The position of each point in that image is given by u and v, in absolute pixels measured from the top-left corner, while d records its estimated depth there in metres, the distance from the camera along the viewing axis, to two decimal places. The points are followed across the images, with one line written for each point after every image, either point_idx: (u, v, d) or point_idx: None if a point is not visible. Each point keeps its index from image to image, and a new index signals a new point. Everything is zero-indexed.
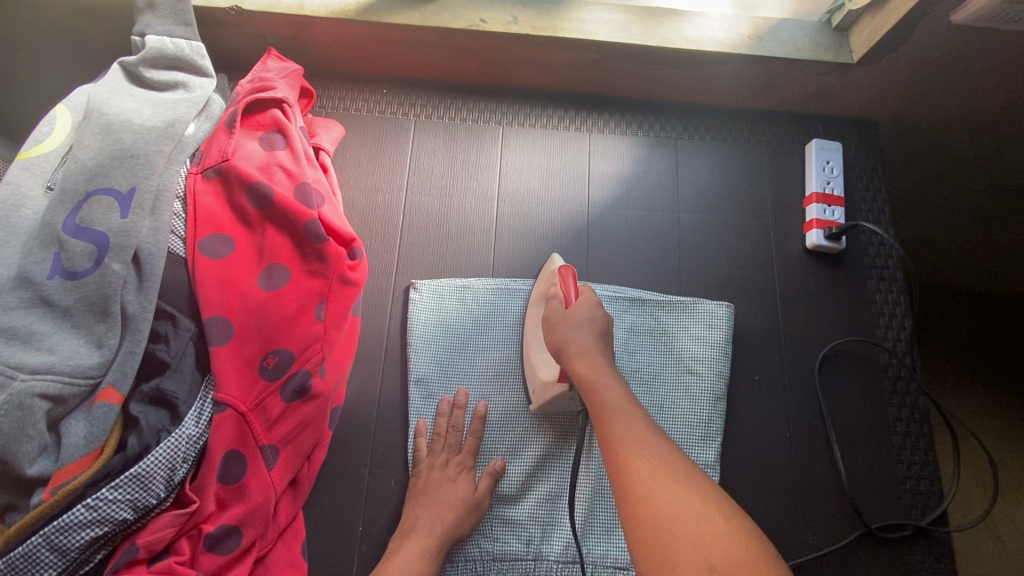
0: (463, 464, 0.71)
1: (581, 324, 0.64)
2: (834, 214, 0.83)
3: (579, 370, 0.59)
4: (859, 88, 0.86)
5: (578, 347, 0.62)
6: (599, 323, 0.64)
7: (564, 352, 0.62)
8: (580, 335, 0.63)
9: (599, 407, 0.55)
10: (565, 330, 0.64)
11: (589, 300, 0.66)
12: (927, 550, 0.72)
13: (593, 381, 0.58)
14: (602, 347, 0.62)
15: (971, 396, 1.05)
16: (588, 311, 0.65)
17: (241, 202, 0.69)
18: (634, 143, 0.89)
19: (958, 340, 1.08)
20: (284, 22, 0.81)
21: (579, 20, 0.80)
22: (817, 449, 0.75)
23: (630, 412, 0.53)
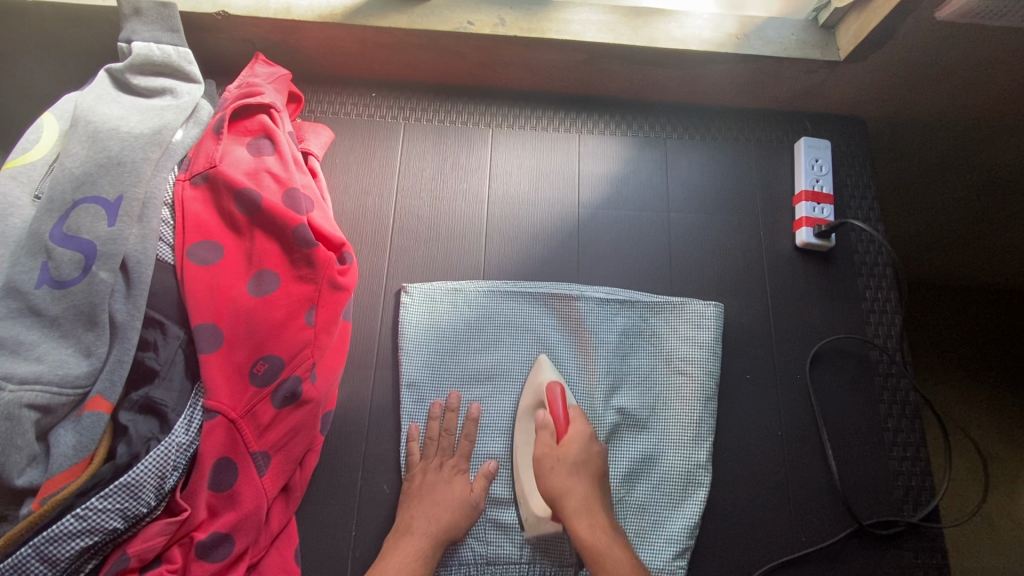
0: (458, 467, 0.71)
1: (579, 471, 0.66)
2: (823, 212, 0.83)
3: (583, 534, 0.63)
4: (849, 85, 0.86)
5: (578, 504, 0.65)
6: (593, 465, 0.67)
7: (564, 509, 0.65)
8: (577, 490, 0.65)
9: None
10: (562, 476, 0.66)
11: (583, 433, 0.68)
12: (919, 545, 0.72)
13: (598, 551, 0.62)
14: (599, 497, 0.66)
15: (963, 391, 1.06)
16: (582, 451, 0.67)
17: (229, 208, 0.69)
18: (623, 143, 0.89)
19: (949, 334, 1.10)
20: (271, 26, 0.80)
21: (567, 21, 0.80)
22: (809, 447, 0.75)
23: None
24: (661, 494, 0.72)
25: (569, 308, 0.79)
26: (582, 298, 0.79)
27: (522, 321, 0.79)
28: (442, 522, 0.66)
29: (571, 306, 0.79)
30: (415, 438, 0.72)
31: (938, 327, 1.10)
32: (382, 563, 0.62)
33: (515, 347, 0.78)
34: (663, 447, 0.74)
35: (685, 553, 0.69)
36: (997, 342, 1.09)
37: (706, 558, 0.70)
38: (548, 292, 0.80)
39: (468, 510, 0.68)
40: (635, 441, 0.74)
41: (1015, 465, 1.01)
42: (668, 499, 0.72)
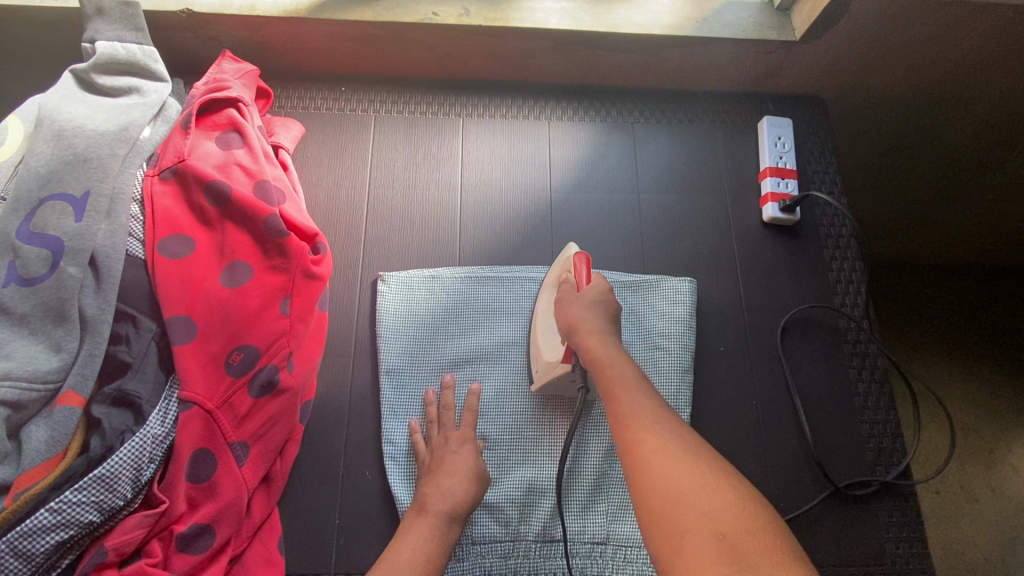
0: (465, 437, 0.70)
1: (595, 307, 0.65)
2: (787, 187, 0.86)
3: (592, 351, 0.60)
4: (807, 64, 0.89)
5: (589, 330, 0.63)
6: (609, 307, 0.66)
7: (578, 332, 0.63)
8: (591, 318, 0.64)
9: (608, 381, 0.56)
10: (579, 310, 0.66)
11: (604, 286, 0.68)
12: (892, 503, 0.74)
13: (604, 361, 0.59)
14: (614, 330, 0.64)
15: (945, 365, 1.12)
16: (604, 296, 0.66)
17: (200, 201, 0.69)
18: (592, 129, 0.91)
19: (924, 309, 1.15)
20: (237, 22, 0.81)
21: (530, 9, 0.82)
22: (784, 414, 0.77)
23: (642, 389, 0.54)
24: None
25: None
26: None
27: (498, 304, 0.80)
28: (451, 496, 0.65)
29: None
30: (417, 430, 0.72)
31: (912, 303, 1.16)
32: (398, 543, 0.61)
33: (494, 330, 0.79)
34: None
35: None
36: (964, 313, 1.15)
37: None
38: (524, 276, 0.81)
39: (479, 479, 0.67)
40: None
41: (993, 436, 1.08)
42: None
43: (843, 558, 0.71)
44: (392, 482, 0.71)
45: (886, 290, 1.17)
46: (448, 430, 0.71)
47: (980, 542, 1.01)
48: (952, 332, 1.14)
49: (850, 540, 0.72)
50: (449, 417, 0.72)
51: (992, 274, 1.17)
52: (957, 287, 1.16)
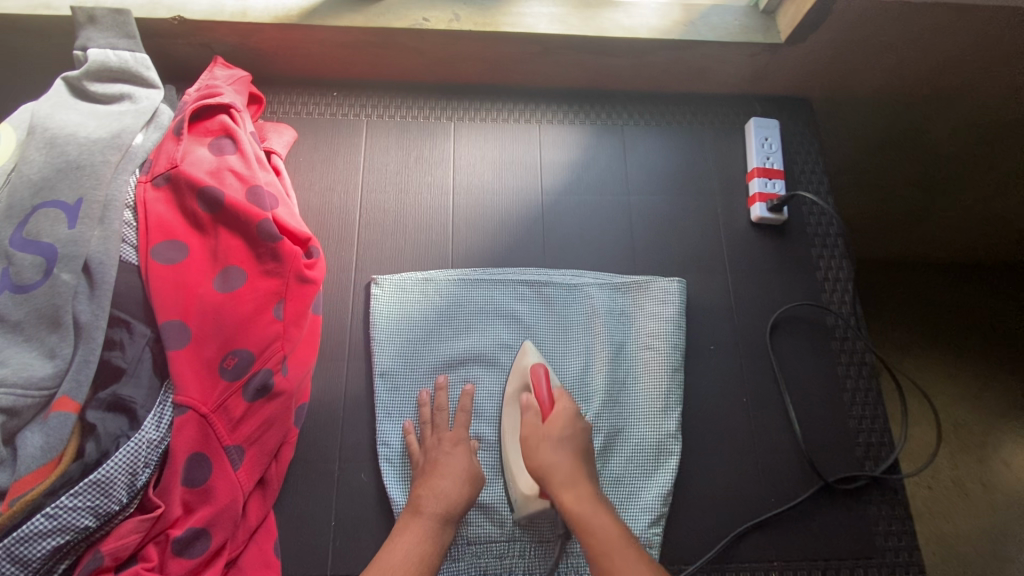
0: (459, 438, 0.71)
1: (563, 444, 0.67)
2: (775, 187, 0.87)
3: (571, 507, 0.63)
4: (792, 67, 0.91)
5: (563, 480, 0.65)
6: (578, 441, 0.68)
7: (552, 483, 0.65)
8: (561, 462, 0.66)
9: (595, 551, 0.59)
10: (549, 453, 0.66)
11: (567, 408, 0.70)
12: (881, 497, 0.75)
13: (582, 518, 0.62)
14: (583, 469, 0.66)
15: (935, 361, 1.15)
16: (566, 428, 0.68)
17: (192, 207, 0.70)
18: (581, 132, 0.92)
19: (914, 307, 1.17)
20: (229, 29, 0.81)
21: (520, 14, 0.83)
22: (772, 409, 0.78)
23: (630, 554, 0.58)
24: (634, 466, 0.74)
25: (537, 293, 0.81)
26: (550, 283, 0.82)
27: (491, 307, 0.80)
28: (443, 497, 0.65)
29: (539, 291, 0.82)
30: (411, 432, 0.73)
31: (903, 299, 1.17)
32: (392, 545, 0.61)
33: (486, 332, 0.79)
34: (634, 420, 0.76)
35: (658, 521, 0.71)
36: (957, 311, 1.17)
37: (680, 521, 0.72)
38: (516, 278, 0.82)
39: (473, 479, 0.68)
40: (607, 415, 0.76)
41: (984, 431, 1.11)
42: (640, 470, 0.74)
43: (832, 552, 0.72)
44: (387, 484, 0.71)
45: (878, 290, 1.18)
46: (442, 430, 0.72)
47: (970, 535, 1.04)
48: (943, 330, 1.16)
49: (840, 535, 0.73)
50: (442, 418, 0.73)
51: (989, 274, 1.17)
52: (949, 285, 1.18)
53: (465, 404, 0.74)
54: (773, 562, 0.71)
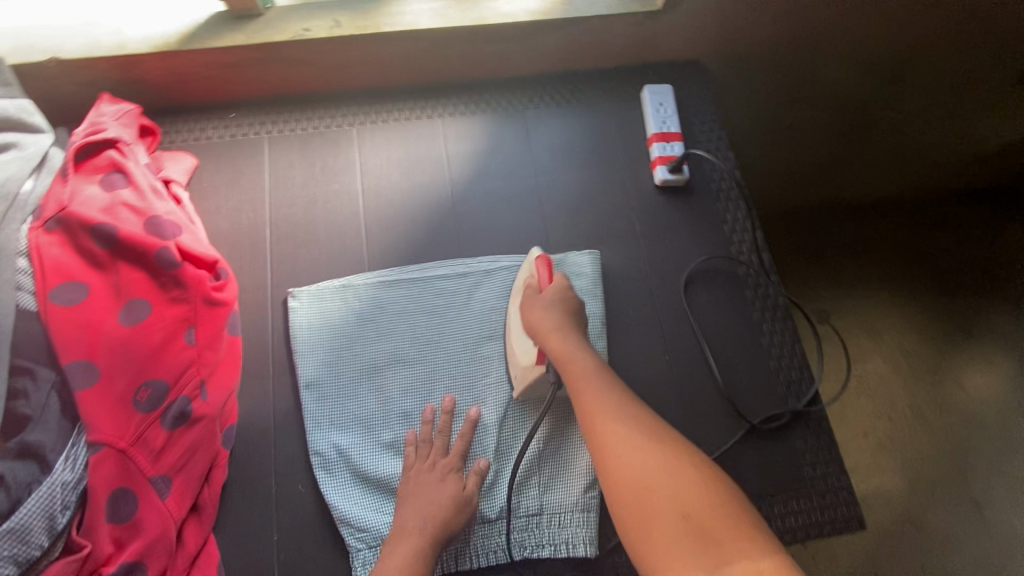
0: (452, 466, 0.72)
1: (553, 307, 0.72)
2: (674, 149, 0.90)
3: (556, 349, 0.68)
4: (678, 31, 0.93)
5: (551, 329, 0.70)
6: (570, 305, 0.73)
7: (541, 332, 0.70)
8: (550, 318, 0.71)
9: (573, 377, 0.64)
10: (541, 310, 0.72)
11: (562, 283, 0.74)
12: (805, 430, 0.78)
13: (566, 359, 0.67)
14: (573, 324, 0.71)
15: (878, 302, 1.27)
16: (560, 293, 0.73)
17: (88, 246, 0.69)
18: (482, 121, 0.93)
19: (868, 252, 1.28)
20: (108, 64, 0.80)
21: (400, 13, 0.83)
22: (692, 363, 0.80)
23: (604, 380, 0.63)
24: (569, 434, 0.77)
25: (455, 284, 0.83)
26: (468, 272, 0.83)
27: (411, 305, 0.81)
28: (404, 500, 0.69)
29: (458, 282, 0.83)
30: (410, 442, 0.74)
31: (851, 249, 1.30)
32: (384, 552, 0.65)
33: (408, 330, 0.80)
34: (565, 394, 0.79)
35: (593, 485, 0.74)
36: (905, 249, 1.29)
37: None
38: (433, 273, 0.83)
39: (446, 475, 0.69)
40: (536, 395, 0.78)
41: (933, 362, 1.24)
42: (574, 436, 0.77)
43: (766, 489, 0.75)
44: (325, 491, 0.72)
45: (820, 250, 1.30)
46: (435, 457, 0.72)
47: (930, 456, 1.17)
48: (890, 269, 1.29)
49: (771, 472, 0.76)
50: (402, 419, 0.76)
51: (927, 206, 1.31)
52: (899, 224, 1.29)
53: (465, 431, 0.74)
54: None
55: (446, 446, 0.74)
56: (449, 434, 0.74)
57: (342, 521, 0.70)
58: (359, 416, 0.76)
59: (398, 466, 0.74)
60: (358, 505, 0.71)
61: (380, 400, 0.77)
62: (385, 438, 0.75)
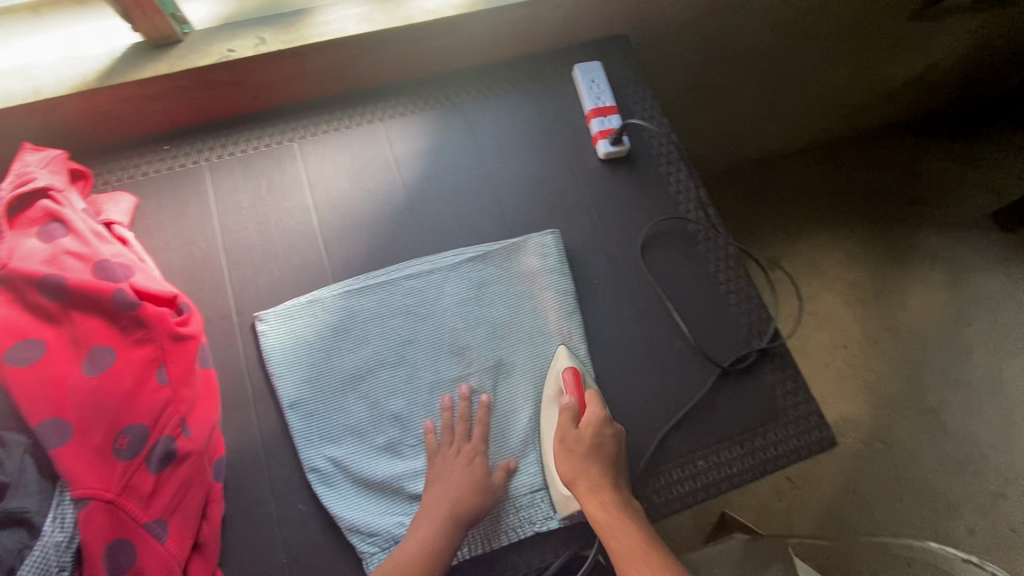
0: (476, 449, 0.75)
1: (591, 456, 0.71)
2: (612, 123, 0.93)
3: (597, 516, 0.68)
4: (598, 9, 0.96)
5: (591, 486, 0.70)
6: (608, 449, 0.72)
7: (580, 488, 0.70)
8: (589, 472, 0.71)
9: (623, 558, 0.64)
10: (579, 460, 0.71)
11: (597, 416, 0.74)
12: (771, 364, 0.84)
13: (609, 528, 0.67)
14: (613, 479, 0.71)
15: (807, 234, 1.51)
16: (598, 430, 0.73)
17: (36, 301, 0.66)
18: (423, 120, 0.94)
19: (788, 198, 1.54)
20: (25, 112, 0.76)
21: (324, 23, 0.83)
22: (660, 320, 0.84)
23: (652, 558, 0.63)
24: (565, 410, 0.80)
25: (424, 282, 0.84)
26: (434, 269, 0.84)
27: (383, 309, 0.82)
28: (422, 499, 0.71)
29: (425, 280, 0.84)
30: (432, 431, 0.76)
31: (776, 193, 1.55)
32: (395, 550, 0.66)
33: (384, 335, 0.81)
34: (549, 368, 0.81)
35: None
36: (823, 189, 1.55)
37: None
38: (399, 275, 0.84)
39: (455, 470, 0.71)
40: (521, 376, 0.81)
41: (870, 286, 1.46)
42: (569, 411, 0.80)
43: (745, 426, 0.80)
44: (327, 505, 0.72)
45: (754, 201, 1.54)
46: (461, 441, 0.75)
47: None
48: (813, 208, 1.54)
49: (748, 409, 0.81)
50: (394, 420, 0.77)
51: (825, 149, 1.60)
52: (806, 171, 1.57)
53: (482, 416, 0.77)
54: (698, 452, 0.78)
55: (468, 432, 0.77)
56: (470, 420, 0.77)
57: (351, 530, 0.71)
58: (349, 425, 0.76)
59: (396, 465, 0.75)
60: (363, 512, 0.72)
61: (367, 407, 0.77)
62: (379, 441, 0.76)
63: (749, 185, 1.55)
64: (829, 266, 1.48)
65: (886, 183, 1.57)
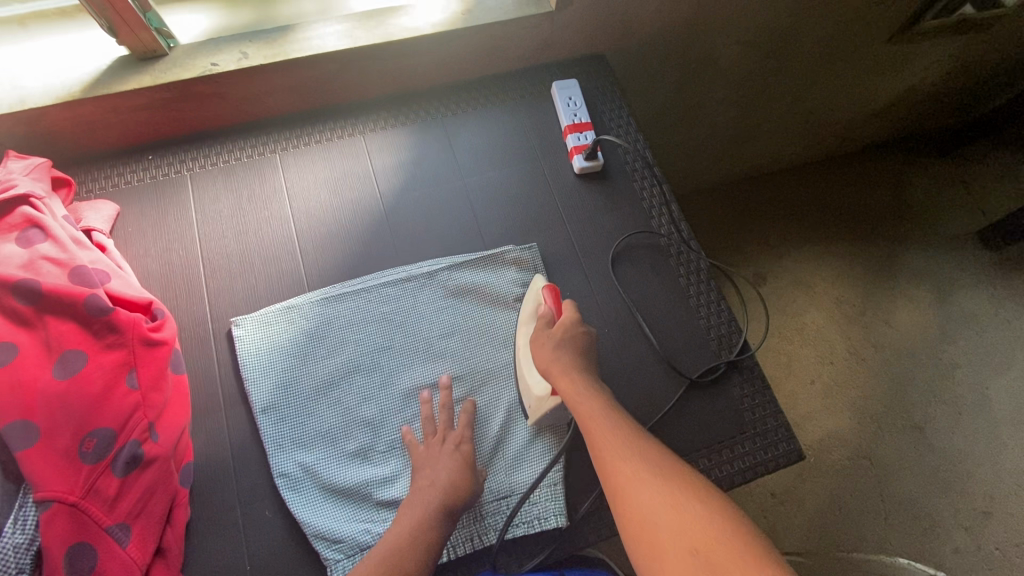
0: (463, 437, 0.76)
1: (562, 347, 0.74)
2: (587, 138, 0.96)
3: (566, 390, 0.70)
4: (575, 31, 0.98)
5: (562, 369, 0.72)
6: (578, 344, 0.75)
7: (551, 370, 0.72)
8: (560, 358, 0.73)
9: (587, 419, 0.67)
10: (550, 349, 0.74)
11: (571, 318, 0.77)
12: (740, 377, 0.84)
13: (574, 398, 0.69)
14: (583, 367, 0.73)
15: (796, 247, 1.52)
16: (570, 329, 0.76)
17: (10, 305, 0.67)
18: (402, 134, 0.96)
19: (778, 212, 1.57)
20: (10, 120, 0.78)
21: (307, 38, 0.85)
22: (630, 332, 0.85)
23: (616, 424, 0.65)
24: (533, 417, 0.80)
25: (400, 289, 0.85)
26: (411, 277, 0.86)
27: (358, 316, 0.83)
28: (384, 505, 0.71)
29: (402, 287, 0.85)
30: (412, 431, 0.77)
31: (766, 207, 1.58)
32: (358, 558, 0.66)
33: (358, 341, 0.82)
34: None
35: (557, 462, 0.77)
36: (812, 205, 1.58)
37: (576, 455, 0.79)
38: (376, 283, 0.85)
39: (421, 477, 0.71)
40: (495, 383, 0.82)
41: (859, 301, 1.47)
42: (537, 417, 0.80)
43: (713, 439, 0.80)
44: (293, 511, 0.72)
45: (741, 212, 1.57)
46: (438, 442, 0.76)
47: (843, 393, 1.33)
48: (804, 224, 1.56)
49: (716, 422, 0.82)
50: (365, 427, 0.78)
51: (815, 168, 1.64)
52: (796, 186, 1.61)
53: (466, 409, 0.79)
54: None
55: (453, 421, 0.78)
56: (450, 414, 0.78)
57: (316, 535, 0.71)
58: (320, 431, 0.77)
59: (365, 472, 0.75)
60: (330, 518, 0.72)
61: (338, 413, 0.78)
62: (350, 447, 0.76)
63: (733, 203, 1.58)
64: (815, 283, 1.49)
65: (870, 202, 1.59)
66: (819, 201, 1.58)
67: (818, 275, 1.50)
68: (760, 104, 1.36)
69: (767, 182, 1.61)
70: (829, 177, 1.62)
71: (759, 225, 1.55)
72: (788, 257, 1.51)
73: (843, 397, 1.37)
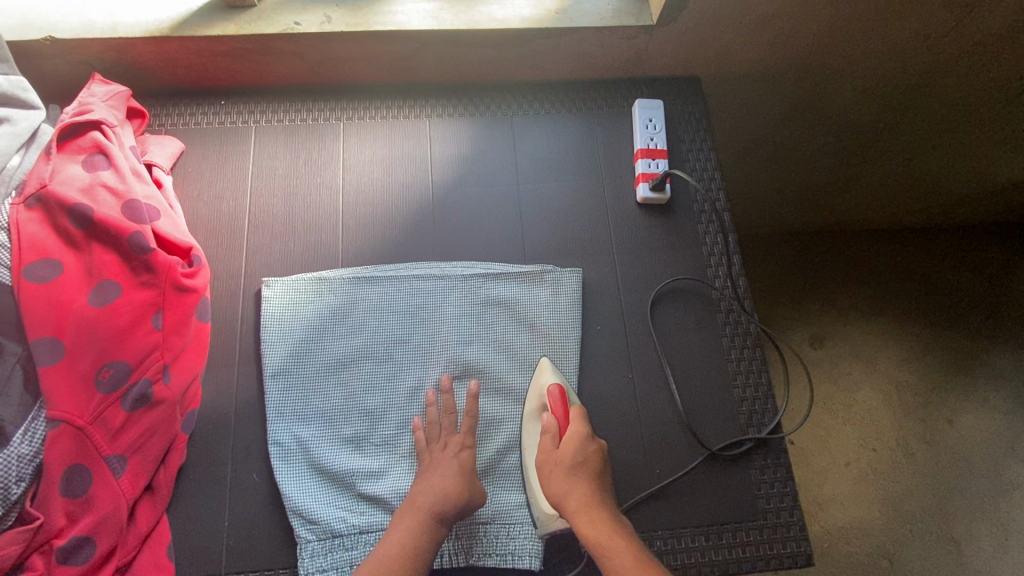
0: (466, 442, 0.74)
1: (574, 469, 0.69)
2: (658, 167, 0.89)
3: (584, 529, 0.65)
4: (671, 50, 0.91)
5: (580, 500, 0.67)
6: (590, 464, 0.69)
7: (568, 507, 0.67)
8: (574, 483, 0.68)
9: (595, 544, 0.63)
10: (562, 476, 0.69)
11: (580, 434, 0.71)
12: (762, 460, 0.78)
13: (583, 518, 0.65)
14: (598, 488, 0.68)
15: (868, 318, 1.39)
16: (579, 444, 0.70)
17: (63, 224, 0.70)
18: (466, 125, 0.93)
19: (859, 274, 1.42)
20: (101, 45, 0.80)
21: (391, 13, 0.83)
22: (653, 384, 0.80)
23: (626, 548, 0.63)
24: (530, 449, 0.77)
25: (431, 286, 0.83)
26: (443, 276, 0.83)
27: (383, 303, 0.82)
28: None
29: (433, 284, 0.83)
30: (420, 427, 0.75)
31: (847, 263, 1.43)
32: None
33: (378, 329, 0.81)
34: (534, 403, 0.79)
35: None
36: (899, 275, 1.43)
37: None
38: (408, 273, 0.83)
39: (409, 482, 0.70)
40: (504, 403, 0.79)
41: (924, 392, 1.33)
42: None
43: (714, 517, 0.75)
44: (279, 480, 0.73)
45: (817, 261, 1.43)
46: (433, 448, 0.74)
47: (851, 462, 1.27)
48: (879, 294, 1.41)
49: (723, 500, 0.76)
50: (364, 416, 0.77)
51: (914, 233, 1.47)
52: (887, 250, 1.45)
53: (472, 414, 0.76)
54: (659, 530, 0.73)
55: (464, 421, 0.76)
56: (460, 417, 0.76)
57: (294, 511, 0.71)
58: (322, 409, 0.77)
59: (354, 461, 0.75)
60: (311, 498, 0.72)
61: (342, 395, 0.78)
62: (346, 433, 0.76)
63: (810, 251, 1.44)
64: (880, 361, 1.35)
65: (965, 287, 1.42)
66: (907, 273, 1.43)
67: (886, 353, 1.36)
68: (864, 158, 1.23)
69: (856, 237, 1.46)
70: (928, 249, 1.45)
71: (834, 282, 1.41)
72: (856, 326, 1.37)
73: (878, 492, 1.25)
